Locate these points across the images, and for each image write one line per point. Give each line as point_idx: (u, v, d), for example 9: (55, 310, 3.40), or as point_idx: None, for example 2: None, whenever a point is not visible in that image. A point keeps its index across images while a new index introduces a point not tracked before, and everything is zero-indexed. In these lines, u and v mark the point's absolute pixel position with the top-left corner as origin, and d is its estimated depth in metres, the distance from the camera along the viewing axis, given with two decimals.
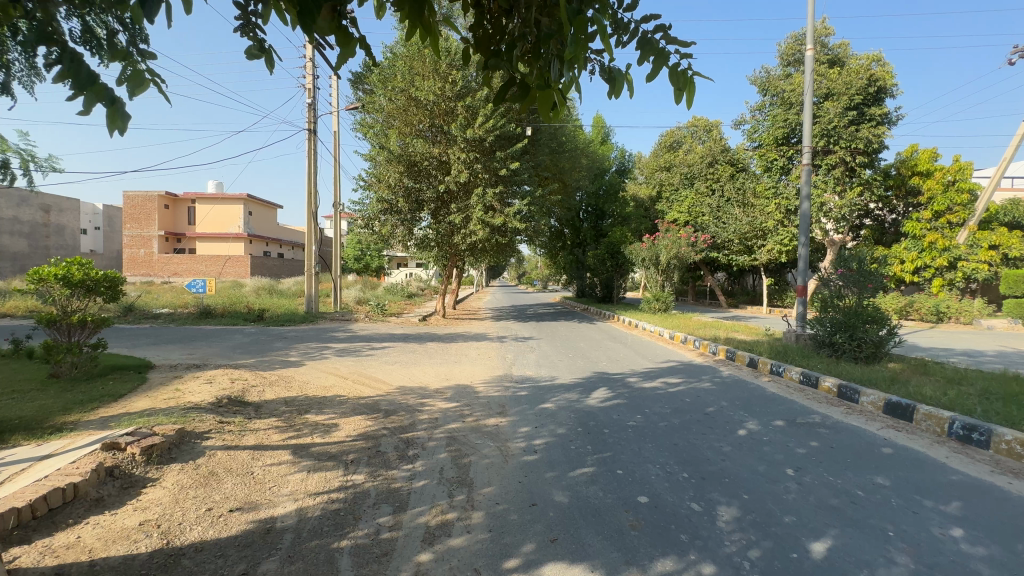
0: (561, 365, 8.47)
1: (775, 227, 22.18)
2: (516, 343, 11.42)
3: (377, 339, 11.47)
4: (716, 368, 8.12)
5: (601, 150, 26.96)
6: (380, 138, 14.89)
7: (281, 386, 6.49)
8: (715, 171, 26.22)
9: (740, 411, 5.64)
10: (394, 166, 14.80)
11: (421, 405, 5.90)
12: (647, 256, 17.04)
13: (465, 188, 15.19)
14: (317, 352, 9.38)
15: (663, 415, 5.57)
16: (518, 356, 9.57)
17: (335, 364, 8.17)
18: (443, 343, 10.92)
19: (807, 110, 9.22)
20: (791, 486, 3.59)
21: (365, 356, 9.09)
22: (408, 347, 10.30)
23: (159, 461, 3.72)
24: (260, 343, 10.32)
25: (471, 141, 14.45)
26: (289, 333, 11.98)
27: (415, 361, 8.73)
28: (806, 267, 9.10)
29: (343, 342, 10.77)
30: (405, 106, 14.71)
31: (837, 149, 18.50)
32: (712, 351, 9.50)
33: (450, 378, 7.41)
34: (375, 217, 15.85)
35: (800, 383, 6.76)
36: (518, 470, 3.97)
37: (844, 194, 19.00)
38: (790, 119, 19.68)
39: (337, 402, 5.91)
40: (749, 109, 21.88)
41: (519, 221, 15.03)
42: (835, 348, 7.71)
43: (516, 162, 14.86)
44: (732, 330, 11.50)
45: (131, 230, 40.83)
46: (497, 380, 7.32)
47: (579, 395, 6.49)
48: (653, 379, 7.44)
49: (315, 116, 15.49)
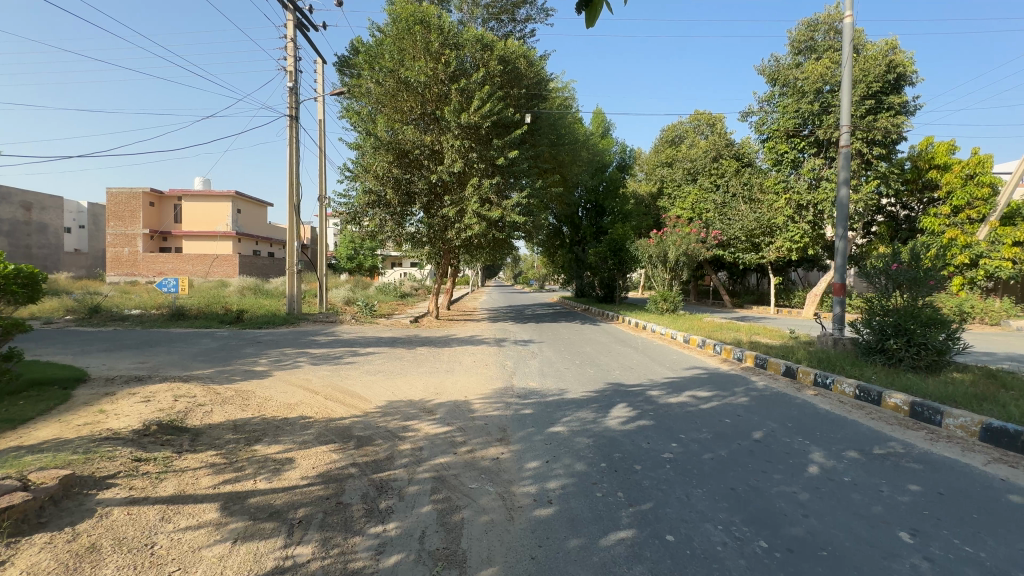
0: (569, 375, 7.35)
1: (784, 225, 21.15)
2: (516, 348, 10.29)
3: (362, 343, 10.31)
4: (748, 378, 7.03)
5: (602, 145, 25.99)
6: (367, 125, 13.74)
7: (233, 406, 5.32)
8: (719, 166, 25.55)
9: (799, 436, 4.54)
10: (382, 155, 13.59)
11: (403, 431, 4.76)
12: (655, 254, 15.95)
13: (459, 179, 14.06)
14: (291, 359, 8.22)
15: (705, 442, 4.46)
16: (518, 364, 8.45)
17: (308, 375, 7.00)
18: (433, 349, 9.76)
19: (847, 83, 8.05)
20: (920, 565, 2.52)
21: (344, 365, 7.95)
22: (395, 353, 9.15)
23: (16, 531, 2.60)
24: (227, 350, 9.12)
25: (466, 128, 13.36)
26: (265, 337, 10.81)
27: (401, 371, 7.60)
28: (843, 262, 8.02)
29: (322, 348, 9.60)
30: (393, 90, 13.54)
31: (853, 140, 17.52)
32: (738, 358, 8.43)
33: (441, 392, 6.28)
34: (362, 212, 14.65)
35: (856, 399, 5.69)
36: (530, 536, 2.86)
37: (860, 188, 18.00)
38: (802, 109, 18.51)
39: (299, 427, 4.76)
40: (757, 100, 20.87)
41: (518, 215, 13.89)
42: (888, 355, 6.64)
43: (514, 151, 13.82)
44: (754, 333, 10.44)
45: (114, 228, 39.35)
46: (497, 395, 6.19)
47: (596, 415, 5.36)
48: (678, 393, 6.33)
49: (296, 102, 14.30)
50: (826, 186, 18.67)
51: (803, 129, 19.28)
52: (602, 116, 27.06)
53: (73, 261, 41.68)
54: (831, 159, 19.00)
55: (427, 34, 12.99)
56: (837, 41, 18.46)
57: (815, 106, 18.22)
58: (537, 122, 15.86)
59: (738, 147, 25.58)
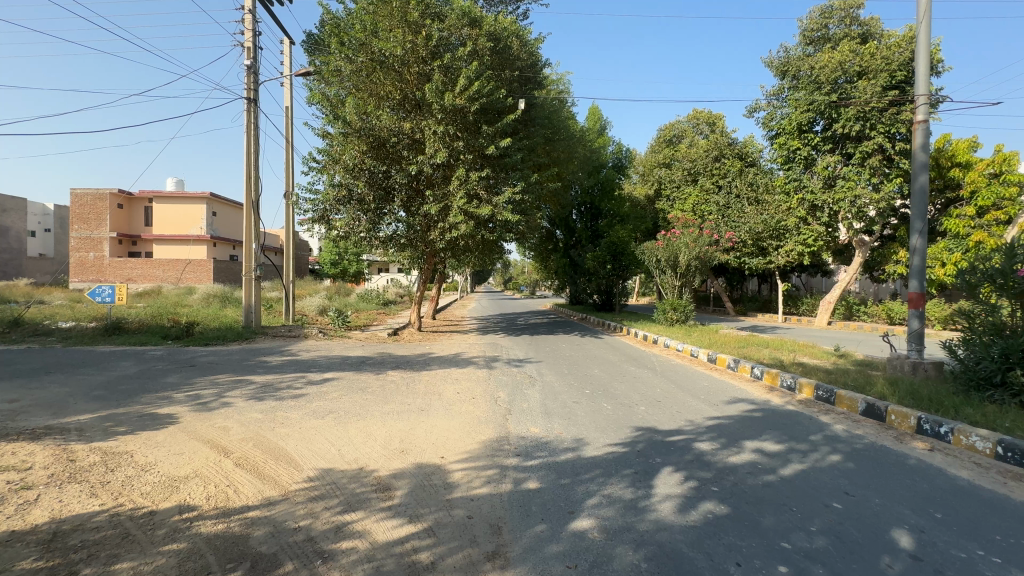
0: (584, 418, 5.56)
1: (796, 227, 19.75)
2: (508, 371, 8.48)
3: (321, 367, 8.42)
4: (819, 421, 5.31)
5: (599, 143, 24.51)
6: (335, 107, 11.88)
7: (77, 490, 3.43)
8: (721, 166, 24.26)
9: (974, 547, 2.82)
10: (354, 143, 11.77)
11: (333, 540, 2.91)
12: (663, 257, 14.22)
13: (443, 172, 12.32)
14: (218, 392, 6.29)
15: (829, 559, 2.71)
16: (514, 395, 6.66)
17: (226, 422, 5.11)
18: (407, 374, 7.89)
19: (923, 44, 6.47)
20: None
21: (285, 400, 6.05)
22: (358, 381, 7.26)
23: None
24: (143, 379, 7.14)
25: (450, 112, 11.58)
26: (205, 359, 8.87)
27: (358, 410, 5.74)
28: (921, 266, 6.39)
29: (267, 373, 7.69)
30: (366, 67, 11.71)
31: (873, 134, 16.19)
32: (788, 387, 6.74)
33: (407, 449, 4.44)
34: (330, 211, 12.64)
35: (1004, 461, 3.98)
36: None
37: (880, 187, 16.72)
38: (817, 101, 17.03)
39: (162, 536, 2.91)
40: (765, 94, 19.43)
41: (511, 213, 12.11)
42: (1012, 389, 4.97)
43: (506, 139, 12.09)
44: (792, 353, 8.78)
45: (78, 230, 36.84)
46: (485, 455, 4.35)
47: (635, 495, 3.56)
48: (739, 447, 4.55)
49: (255, 82, 12.39)
50: (844, 185, 17.20)
51: (814, 124, 17.90)
52: (598, 113, 25.50)
53: (36, 267, 39.04)
54: (847, 156, 17.56)
55: (405, 3, 11.22)
56: (853, 29, 17.08)
57: (831, 98, 16.69)
58: (531, 111, 14.16)
59: (740, 146, 24.31)
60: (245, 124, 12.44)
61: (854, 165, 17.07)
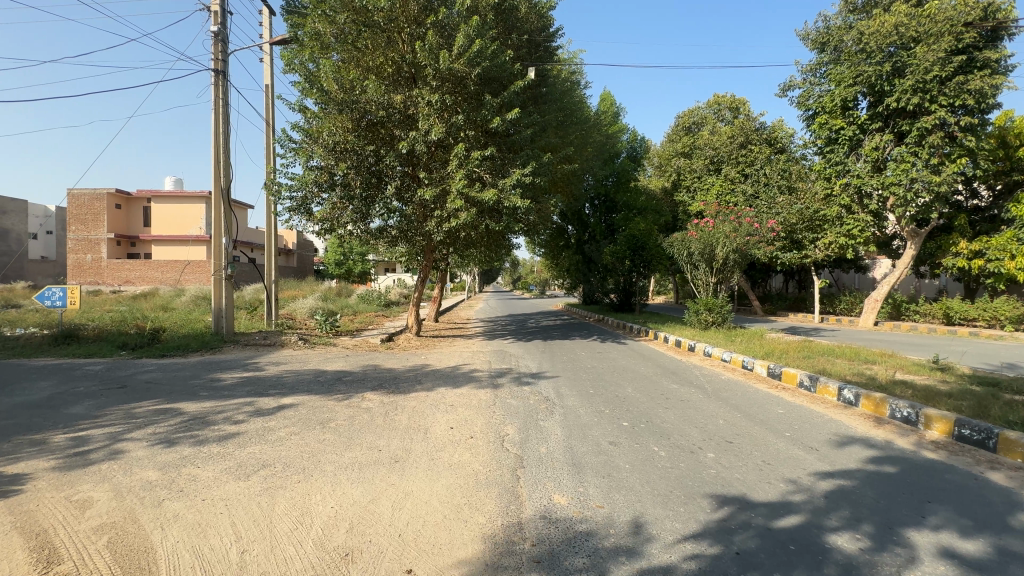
0: (631, 477, 3.78)
1: (838, 216, 17.68)
2: (518, 392, 6.66)
3: (282, 388, 6.64)
4: (1001, 486, 3.47)
5: (613, 129, 22.58)
6: (315, 77, 10.19)
7: None
8: (747, 153, 22.35)
9: None
10: (336, 119, 10.08)
11: None
12: (696, 250, 12.38)
13: (440, 153, 10.58)
14: (119, 433, 4.54)
15: None
16: (529, 432, 4.89)
17: (94, 491, 3.36)
18: (388, 398, 6.10)
19: None
20: None
21: (205, 444, 4.31)
22: (320, 411, 5.49)
23: None
24: (42, 410, 5.42)
25: (447, 79, 9.83)
26: (145, 377, 7.18)
27: (302, 462, 3.98)
28: None
29: (208, 398, 5.96)
30: (350, 30, 10.02)
31: (933, 108, 14.14)
32: (905, 420, 4.94)
33: (355, 553, 2.70)
34: (309, 201, 10.87)
35: None
36: None
37: (941, 168, 14.61)
38: (867, 72, 14.98)
39: None
40: (801, 70, 17.49)
41: (520, 198, 10.29)
42: None
43: (514, 111, 10.32)
44: (878, 367, 6.90)
45: (75, 232, 35.69)
46: (481, 570, 2.57)
47: None
48: (906, 544, 2.73)
49: (224, 51, 10.73)
50: (897, 167, 15.12)
51: (859, 100, 15.99)
52: (611, 98, 23.57)
53: (39, 270, 38.19)
54: (899, 135, 15.59)
55: None
56: None
57: (884, 67, 14.64)
58: (540, 85, 12.34)
59: (767, 131, 22.39)
60: (213, 100, 10.78)
61: (910, 145, 14.98)
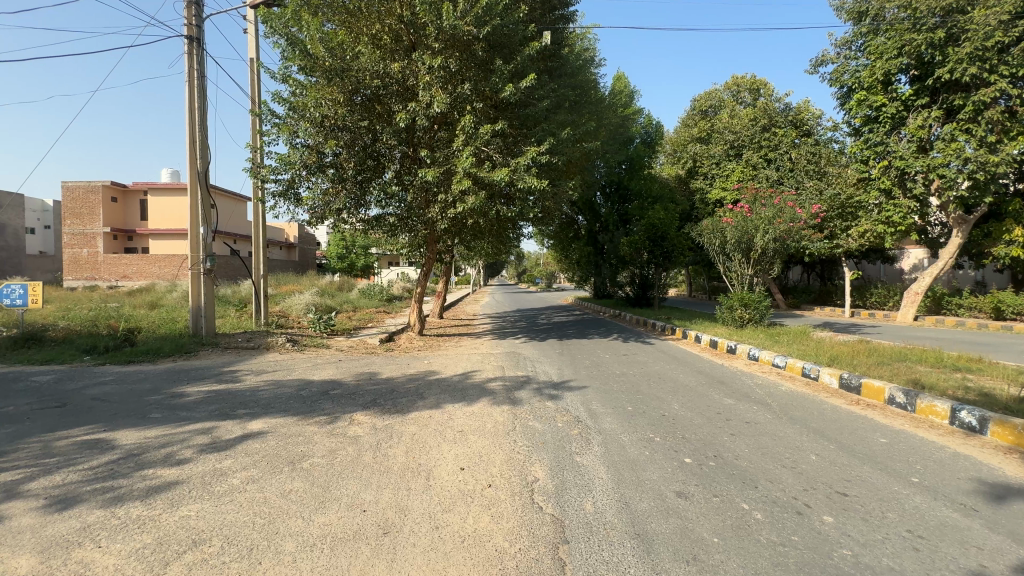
0: (730, 564, 2.55)
1: (876, 202, 16.23)
2: (541, 411, 5.44)
3: (254, 406, 5.44)
4: None
5: (628, 113, 21.16)
6: (301, 43, 8.93)
7: None
8: (771, 136, 20.94)
9: None
10: (325, 90, 8.80)
11: None
12: (730, 238, 11.06)
13: (444, 129, 9.30)
14: (13, 485, 3.34)
15: None
16: (565, 477, 3.65)
17: None
18: (382, 422, 4.89)
19: None
20: None
21: (123, 503, 3.12)
22: (293, 442, 4.29)
23: None
24: None
25: (452, 41, 8.55)
26: (94, 392, 6.01)
27: (253, 537, 2.77)
28: None
29: (158, 423, 4.78)
30: None
31: (992, 79, 12.71)
32: None
33: None
34: (296, 185, 9.63)
35: None
36: None
37: (998, 147, 13.19)
38: (915, 41, 13.54)
39: None
40: (834, 44, 16.10)
41: (535, 180, 9.00)
42: None
43: (527, 80, 9.04)
44: (983, 378, 5.63)
45: (70, 226, 34.58)
46: None
47: None
48: None
49: (198, 16, 9.49)
50: (948, 147, 13.68)
51: (902, 74, 14.62)
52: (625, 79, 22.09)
53: (36, 266, 37.17)
54: (947, 112, 14.21)
55: None
56: None
57: (936, 34, 13.20)
58: (553, 56, 11.03)
59: (793, 112, 20.91)
60: (187, 72, 9.54)
61: (963, 120, 13.54)
